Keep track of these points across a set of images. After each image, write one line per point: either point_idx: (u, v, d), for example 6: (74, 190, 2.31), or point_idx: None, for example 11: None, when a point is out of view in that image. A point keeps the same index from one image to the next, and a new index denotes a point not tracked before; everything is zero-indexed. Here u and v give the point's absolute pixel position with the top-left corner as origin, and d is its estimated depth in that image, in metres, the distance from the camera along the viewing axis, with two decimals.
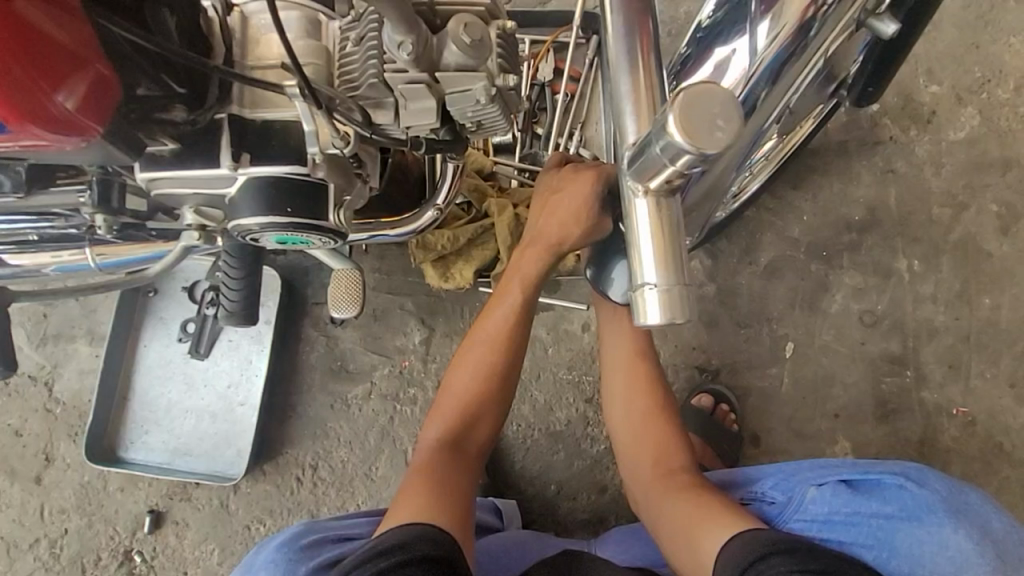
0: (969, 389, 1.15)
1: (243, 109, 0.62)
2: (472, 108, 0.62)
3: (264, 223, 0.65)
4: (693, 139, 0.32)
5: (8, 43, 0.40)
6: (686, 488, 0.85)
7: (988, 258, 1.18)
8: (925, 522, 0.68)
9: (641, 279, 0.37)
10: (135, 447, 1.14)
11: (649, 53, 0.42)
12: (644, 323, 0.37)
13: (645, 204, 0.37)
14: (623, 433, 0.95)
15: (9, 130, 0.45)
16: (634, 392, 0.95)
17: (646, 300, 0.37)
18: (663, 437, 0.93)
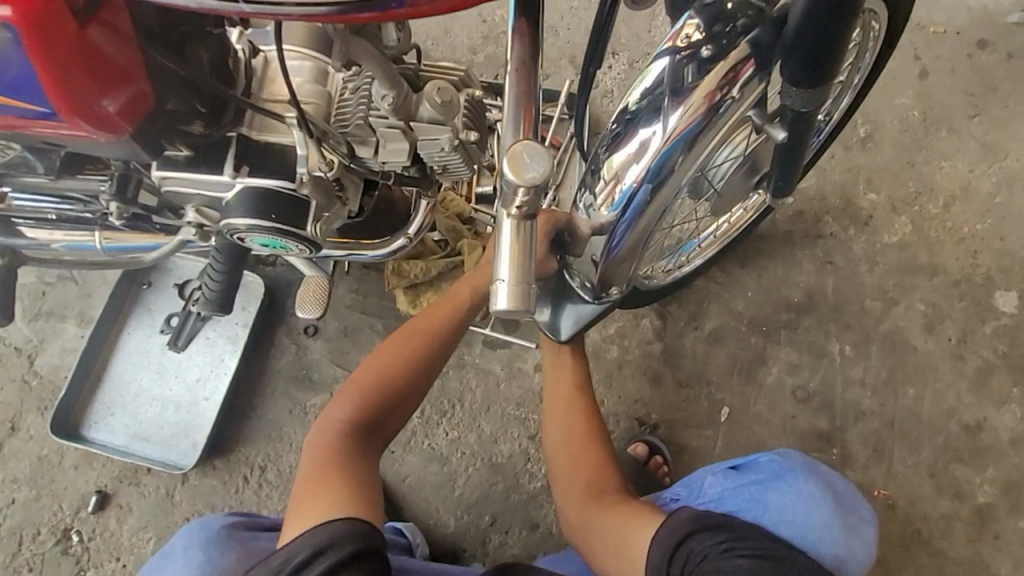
0: (891, 473, 1.21)
1: (251, 132, 0.75)
2: (438, 154, 0.75)
3: (252, 224, 0.77)
4: (517, 174, 0.50)
5: (78, 58, 0.53)
6: (613, 509, 0.93)
7: (914, 352, 1.28)
8: (784, 479, 0.84)
9: (497, 276, 0.52)
10: (97, 426, 1.20)
11: (531, 121, 0.57)
12: (494, 307, 0.51)
13: (508, 221, 0.53)
14: (554, 449, 1.01)
15: (60, 119, 0.58)
16: (567, 412, 1.02)
17: (498, 291, 0.52)
18: (591, 457, 0.99)
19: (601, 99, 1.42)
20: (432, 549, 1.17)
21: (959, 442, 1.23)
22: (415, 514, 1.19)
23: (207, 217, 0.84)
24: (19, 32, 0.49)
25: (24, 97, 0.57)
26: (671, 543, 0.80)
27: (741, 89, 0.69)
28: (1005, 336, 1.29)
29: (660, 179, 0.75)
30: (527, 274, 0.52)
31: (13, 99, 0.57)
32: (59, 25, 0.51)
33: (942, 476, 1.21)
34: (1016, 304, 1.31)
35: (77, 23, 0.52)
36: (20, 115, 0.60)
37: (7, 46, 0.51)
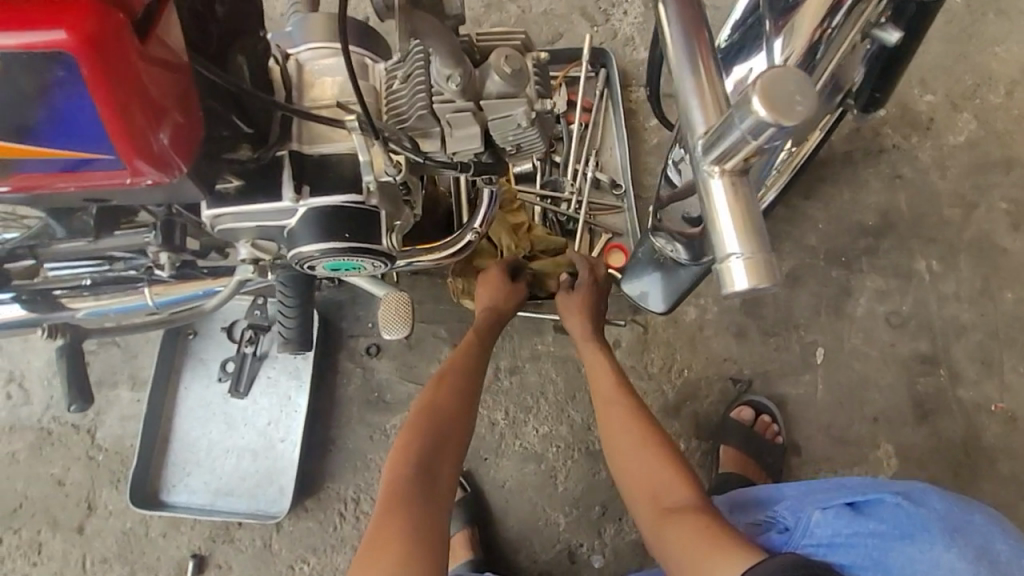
0: (1005, 384, 1.15)
1: (303, 146, 0.67)
2: (513, 132, 0.67)
3: (323, 249, 0.69)
4: (774, 110, 0.32)
5: (131, 98, 0.45)
6: (685, 520, 0.82)
7: (1004, 254, 1.21)
8: (917, 540, 0.69)
9: (722, 252, 0.36)
10: (177, 489, 1.14)
11: (709, 52, 0.43)
12: (731, 293, 0.35)
13: (721, 183, 0.37)
14: (617, 456, 0.95)
15: (120, 165, 0.50)
16: (620, 414, 0.98)
17: (731, 271, 0.35)
18: (658, 458, 0.91)
19: (623, 48, 1.32)
20: (547, 550, 1.12)
21: None
22: (522, 517, 1.13)
23: (262, 250, 0.76)
24: (86, 67, 0.42)
25: (81, 148, 0.49)
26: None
27: (843, 16, 0.66)
28: None
29: None
30: (765, 244, 0.36)
31: (68, 150, 0.50)
32: (127, 54, 0.43)
33: None
34: None
35: (144, 49, 0.45)
36: (73, 168, 0.52)
37: (71, 85, 0.44)
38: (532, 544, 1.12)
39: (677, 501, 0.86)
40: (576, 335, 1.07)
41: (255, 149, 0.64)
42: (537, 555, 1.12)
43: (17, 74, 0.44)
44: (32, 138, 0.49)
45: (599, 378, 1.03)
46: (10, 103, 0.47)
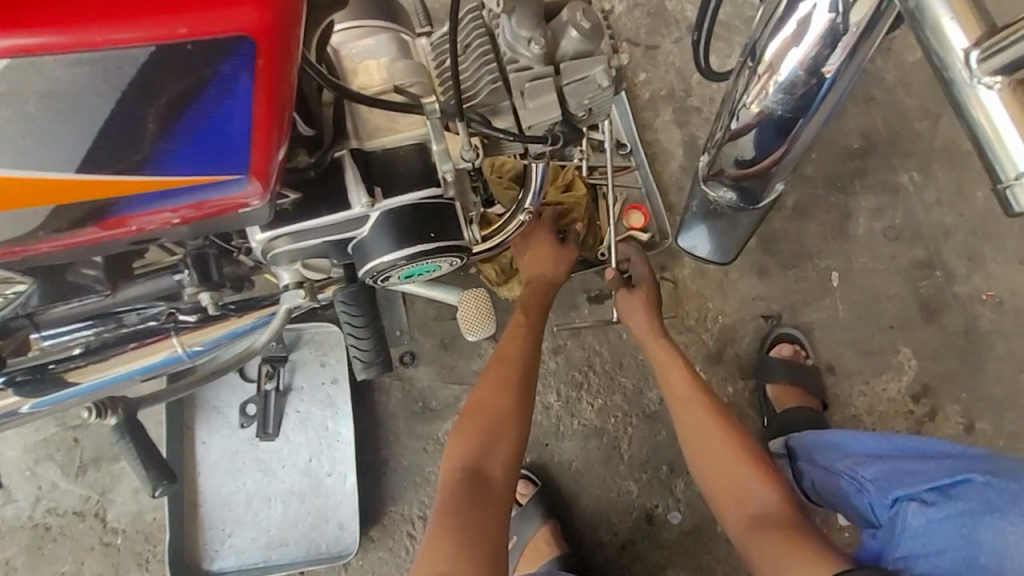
0: (990, 274, 1.27)
1: (362, 142, 0.59)
2: (592, 95, 0.62)
3: (405, 256, 0.61)
4: None
5: (274, 111, 0.44)
6: (770, 531, 0.79)
7: (970, 156, 1.31)
8: (1010, 516, 0.68)
9: (1013, 169, 0.34)
10: (221, 555, 1.02)
11: None
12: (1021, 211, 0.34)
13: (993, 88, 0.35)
14: (705, 473, 0.91)
15: (227, 187, 0.48)
16: (708, 429, 0.93)
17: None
18: (748, 471, 0.87)
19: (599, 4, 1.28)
20: (625, 519, 1.12)
21: None
22: (595, 493, 1.12)
23: (312, 269, 0.68)
24: (261, 66, 0.41)
25: (194, 169, 0.45)
26: None
27: None
28: None
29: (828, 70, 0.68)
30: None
31: (188, 175, 0.46)
32: (294, 48, 0.42)
33: None
34: None
35: (300, 46, 0.44)
36: (172, 195, 0.47)
37: (230, 86, 0.42)
38: (609, 516, 1.12)
39: (763, 516, 0.82)
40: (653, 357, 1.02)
41: (313, 155, 0.56)
42: (616, 526, 1.12)
43: (158, 79, 0.40)
44: (144, 166, 0.44)
45: (676, 393, 0.98)
46: (130, 125, 0.42)
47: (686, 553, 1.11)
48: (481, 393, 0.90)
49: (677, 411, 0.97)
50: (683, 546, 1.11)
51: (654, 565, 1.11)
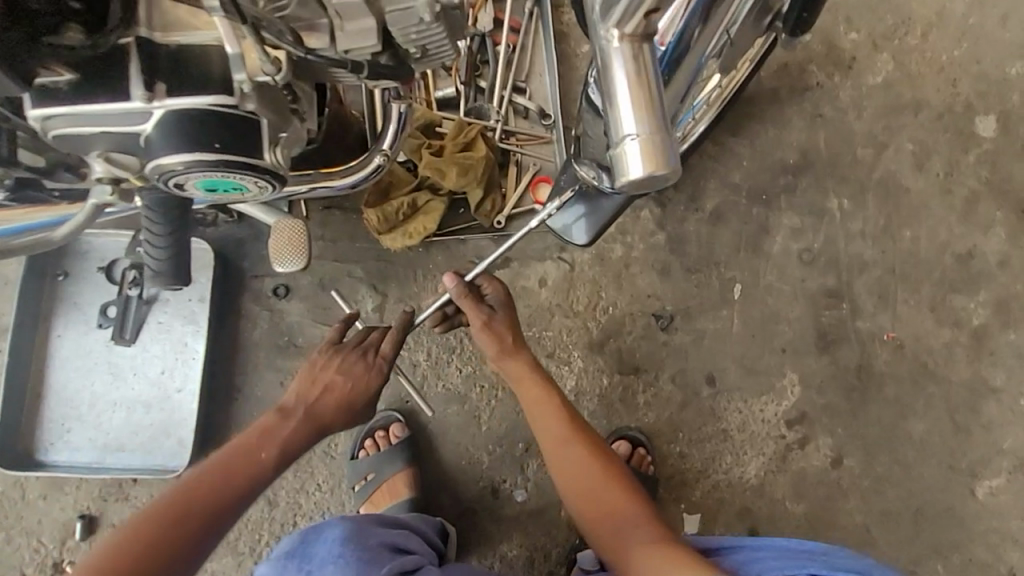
0: (897, 316, 1.24)
1: (154, 33, 0.54)
2: (415, 29, 0.57)
3: (189, 161, 0.58)
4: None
5: None
6: (647, 549, 0.74)
7: (907, 194, 1.27)
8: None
9: (621, 134, 0.42)
10: (55, 448, 1.03)
11: None
12: (628, 172, 0.42)
13: (620, 51, 0.43)
14: (578, 500, 0.82)
15: None
16: (571, 457, 0.83)
17: (629, 151, 0.42)
18: (617, 489, 0.81)
19: None
20: (469, 488, 1.11)
21: (954, 273, 1.26)
22: (445, 458, 1.12)
23: (119, 165, 0.64)
24: None
25: None
26: None
27: None
28: (988, 161, 1.28)
29: (678, 53, 0.66)
30: (663, 124, 0.42)
31: None
32: None
33: (941, 309, 1.25)
34: (995, 128, 1.29)
35: None
36: None
37: None
38: (454, 483, 1.11)
39: (637, 538, 0.75)
40: (509, 372, 0.89)
41: (88, 34, 0.50)
42: (459, 493, 1.11)
43: None
44: None
45: (541, 417, 0.87)
46: None
47: (524, 532, 1.11)
48: (214, 469, 0.74)
49: (544, 437, 0.87)
50: (522, 525, 1.11)
51: (489, 537, 1.11)
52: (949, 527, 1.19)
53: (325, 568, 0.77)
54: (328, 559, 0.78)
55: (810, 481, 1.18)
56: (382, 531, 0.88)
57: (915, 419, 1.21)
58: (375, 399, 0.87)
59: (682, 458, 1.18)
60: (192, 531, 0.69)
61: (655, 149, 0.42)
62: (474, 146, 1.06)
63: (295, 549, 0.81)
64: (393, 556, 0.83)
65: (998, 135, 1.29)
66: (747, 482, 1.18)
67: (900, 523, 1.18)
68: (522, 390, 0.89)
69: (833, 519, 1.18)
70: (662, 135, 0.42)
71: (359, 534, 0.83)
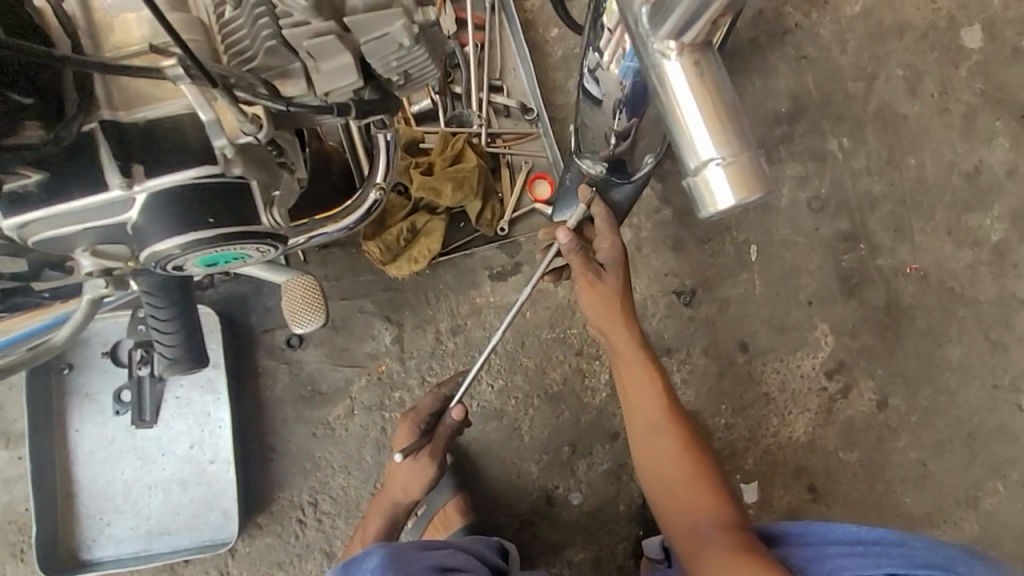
0: (916, 246, 1.21)
1: (117, 113, 0.51)
2: (395, 55, 0.53)
3: (186, 243, 0.54)
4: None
5: None
6: (721, 553, 0.69)
7: (905, 121, 1.24)
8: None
9: (700, 162, 0.35)
10: (99, 544, 1.00)
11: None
12: (713, 204, 0.34)
13: (677, 63, 0.36)
14: (664, 493, 0.80)
15: None
16: (664, 445, 0.81)
17: (715, 181, 0.34)
18: (705, 490, 0.78)
19: None
20: (524, 501, 1.09)
21: (965, 193, 1.23)
22: (494, 476, 1.09)
23: (110, 257, 0.59)
24: None
25: None
26: None
27: None
28: (980, 73, 1.25)
29: None
30: (750, 146, 0.35)
31: None
32: None
33: (960, 231, 1.22)
34: (982, 37, 1.25)
35: None
36: None
37: None
38: (508, 499, 1.09)
39: (714, 541, 0.71)
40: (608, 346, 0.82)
41: (49, 129, 0.47)
42: (515, 508, 1.09)
43: None
44: None
45: (636, 400, 0.83)
46: None
47: (586, 533, 1.09)
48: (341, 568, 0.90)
49: (637, 411, 0.83)
50: (583, 527, 1.09)
51: (552, 545, 1.09)
52: (1004, 446, 1.18)
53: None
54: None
55: (860, 428, 1.17)
56: (426, 552, 0.72)
57: (952, 345, 1.20)
58: (433, 463, 0.88)
59: (729, 430, 1.16)
60: None
61: (751, 178, 0.34)
62: (463, 157, 1.03)
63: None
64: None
65: (985, 43, 1.25)
66: (797, 441, 1.16)
67: (955, 452, 1.17)
68: (622, 365, 0.82)
69: (889, 460, 1.17)
70: (751, 158, 0.35)
71: (400, 558, 0.66)
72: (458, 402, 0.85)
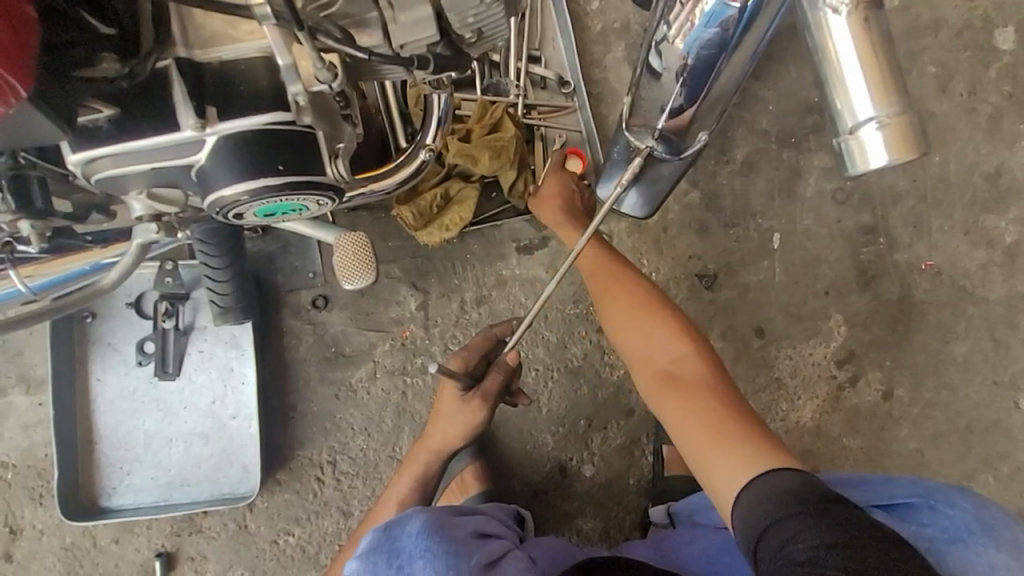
0: (933, 244, 1.23)
1: (192, 51, 0.50)
2: (475, 11, 0.52)
3: (252, 191, 0.54)
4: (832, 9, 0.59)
5: None
6: (699, 414, 0.74)
7: (933, 118, 1.25)
8: (972, 545, 0.62)
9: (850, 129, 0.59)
10: (119, 491, 1.00)
11: None
12: (883, 152, 0.57)
13: (843, 49, 0.59)
14: (636, 353, 0.84)
15: None
16: (631, 317, 0.86)
17: (871, 138, 0.58)
18: (683, 347, 0.82)
19: None
20: (538, 470, 1.12)
21: (985, 193, 1.25)
22: (510, 446, 1.12)
23: (163, 201, 0.59)
24: None
25: None
26: (762, 513, 0.62)
27: None
28: (1011, 75, 1.26)
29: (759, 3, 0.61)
30: (902, 108, 0.58)
31: None
32: None
33: (976, 231, 1.24)
34: (1015, 39, 1.26)
35: None
36: None
37: None
38: (524, 468, 1.12)
39: (690, 396, 0.77)
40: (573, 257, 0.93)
41: (123, 61, 0.47)
42: (528, 477, 1.12)
43: None
44: None
45: (609, 283, 0.90)
46: None
47: (596, 505, 1.12)
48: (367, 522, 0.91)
49: (604, 293, 0.89)
50: (594, 498, 1.12)
51: (564, 514, 1.12)
52: (999, 440, 1.22)
53: (414, 566, 0.62)
54: (415, 555, 0.63)
55: (864, 416, 1.21)
56: (462, 519, 0.74)
57: (959, 342, 1.23)
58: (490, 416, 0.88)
59: None
60: None
61: (908, 136, 0.57)
62: (501, 127, 1.02)
63: (379, 545, 0.65)
64: (481, 543, 0.70)
65: (1018, 46, 1.26)
66: (803, 426, 1.20)
67: (953, 444, 1.21)
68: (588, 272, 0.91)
69: (889, 448, 1.21)
70: (906, 119, 0.58)
71: (442, 525, 0.68)
72: (514, 344, 0.85)
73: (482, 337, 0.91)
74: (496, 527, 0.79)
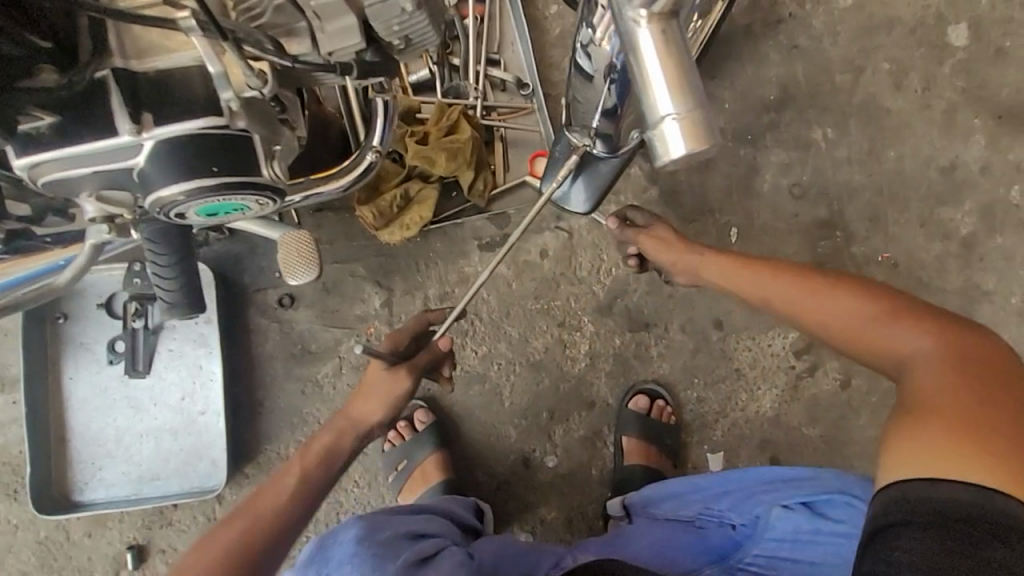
0: (889, 236, 1.26)
1: (129, 62, 0.53)
2: (398, 20, 0.55)
3: (188, 190, 0.57)
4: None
5: None
6: (924, 423, 0.62)
7: (888, 114, 1.28)
8: None
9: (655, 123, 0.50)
10: (92, 486, 1.03)
11: None
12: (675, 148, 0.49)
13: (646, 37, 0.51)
14: (879, 346, 0.74)
15: None
16: (858, 312, 0.76)
17: (670, 132, 0.49)
18: (932, 351, 0.69)
19: None
20: (502, 462, 1.15)
21: (941, 186, 1.27)
22: (475, 439, 1.15)
23: (112, 203, 0.62)
24: None
25: None
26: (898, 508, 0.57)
27: None
28: (965, 70, 1.28)
29: None
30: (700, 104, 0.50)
31: None
32: None
33: (932, 223, 1.27)
34: (968, 35, 1.29)
35: None
36: None
37: None
38: (488, 459, 1.15)
39: (924, 402, 0.64)
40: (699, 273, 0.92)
41: (62, 72, 0.50)
42: (492, 468, 1.15)
43: None
44: None
45: (781, 283, 0.83)
46: None
47: (559, 495, 1.15)
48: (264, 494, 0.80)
49: (800, 290, 0.81)
50: (557, 488, 1.15)
51: (527, 505, 1.14)
52: None
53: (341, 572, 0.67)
54: (343, 562, 0.68)
55: (824, 405, 1.23)
56: (398, 521, 0.77)
57: None
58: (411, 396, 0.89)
59: (701, 403, 1.21)
60: (263, 540, 0.77)
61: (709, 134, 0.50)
62: (457, 129, 1.04)
63: (312, 556, 0.70)
64: (412, 545, 0.72)
65: (971, 42, 1.29)
66: (763, 416, 1.22)
67: None
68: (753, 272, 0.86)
69: (849, 437, 1.23)
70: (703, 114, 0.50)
71: (371, 532, 0.72)
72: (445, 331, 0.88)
73: (416, 320, 0.92)
74: (436, 526, 0.80)
